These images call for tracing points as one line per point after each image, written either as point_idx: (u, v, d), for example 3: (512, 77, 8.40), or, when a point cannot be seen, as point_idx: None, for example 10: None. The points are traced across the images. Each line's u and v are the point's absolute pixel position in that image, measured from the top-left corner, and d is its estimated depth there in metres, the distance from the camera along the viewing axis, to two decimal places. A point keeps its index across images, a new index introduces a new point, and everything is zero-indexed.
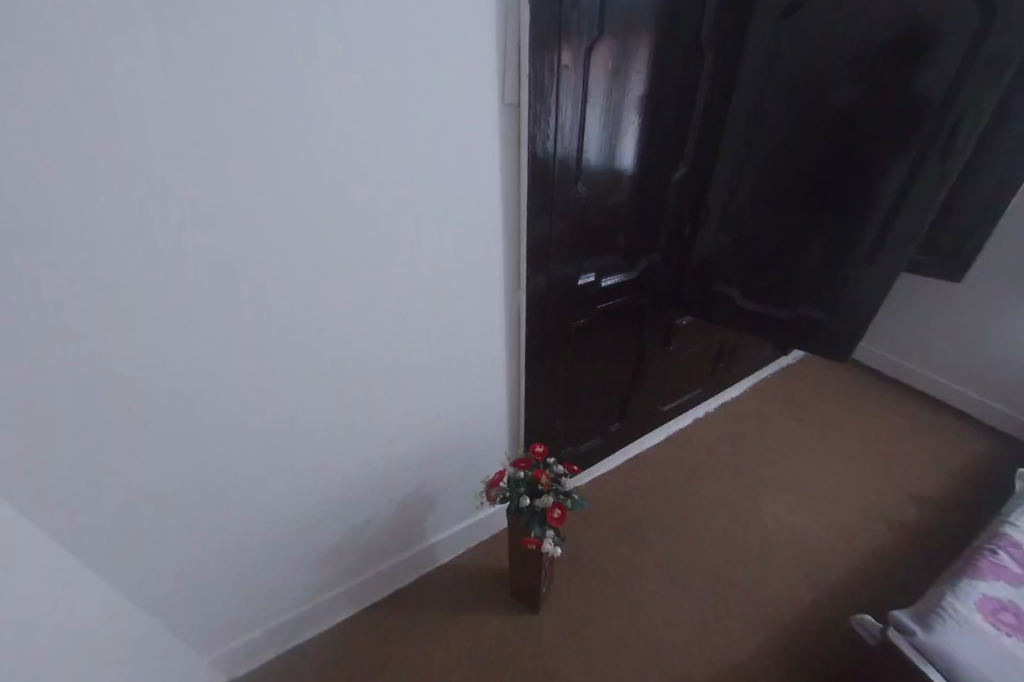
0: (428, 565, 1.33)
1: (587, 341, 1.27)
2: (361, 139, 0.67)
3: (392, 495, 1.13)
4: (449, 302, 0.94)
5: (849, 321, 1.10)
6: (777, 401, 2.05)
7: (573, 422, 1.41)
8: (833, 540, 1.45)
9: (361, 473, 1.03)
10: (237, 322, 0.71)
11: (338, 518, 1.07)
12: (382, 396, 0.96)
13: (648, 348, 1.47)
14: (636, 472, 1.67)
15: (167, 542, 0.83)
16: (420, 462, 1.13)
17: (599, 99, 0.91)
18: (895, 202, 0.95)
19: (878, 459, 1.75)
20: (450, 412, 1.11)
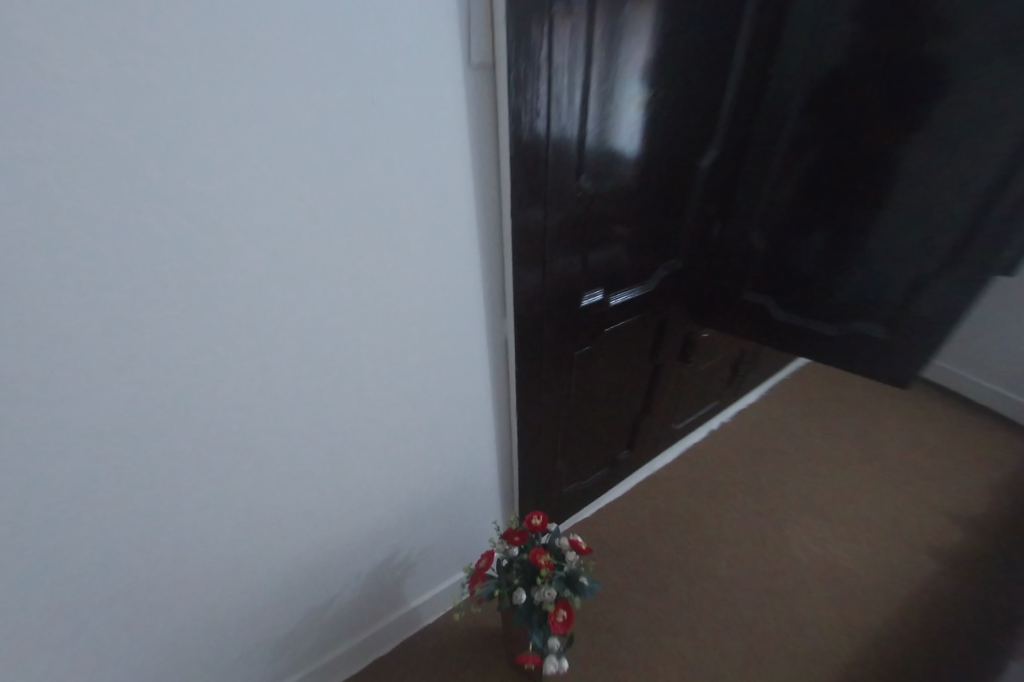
0: (411, 632, 1.14)
1: (593, 365, 1.05)
2: (258, 125, 0.44)
3: (362, 567, 0.92)
4: (418, 342, 0.72)
5: (916, 340, 0.87)
6: (799, 408, 1.86)
7: (577, 456, 1.21)
8: (874, 578, 1.27)
9: (319, 551, 0.83)
10: (96, 396, 0.49)
11: (294, 604, 0.86)
12: (338, 463, 0.75)
13: (664, 366, 1.25)
14: (649, 499, 1.48)
15: (54, 671, 0.63)
16: (396, 527, 0.93)
17: (607, 59, 0.66)
18: (992, 192, 0.69)
19: (914, 476, 1.58)
20: (429, 467, 0.90)
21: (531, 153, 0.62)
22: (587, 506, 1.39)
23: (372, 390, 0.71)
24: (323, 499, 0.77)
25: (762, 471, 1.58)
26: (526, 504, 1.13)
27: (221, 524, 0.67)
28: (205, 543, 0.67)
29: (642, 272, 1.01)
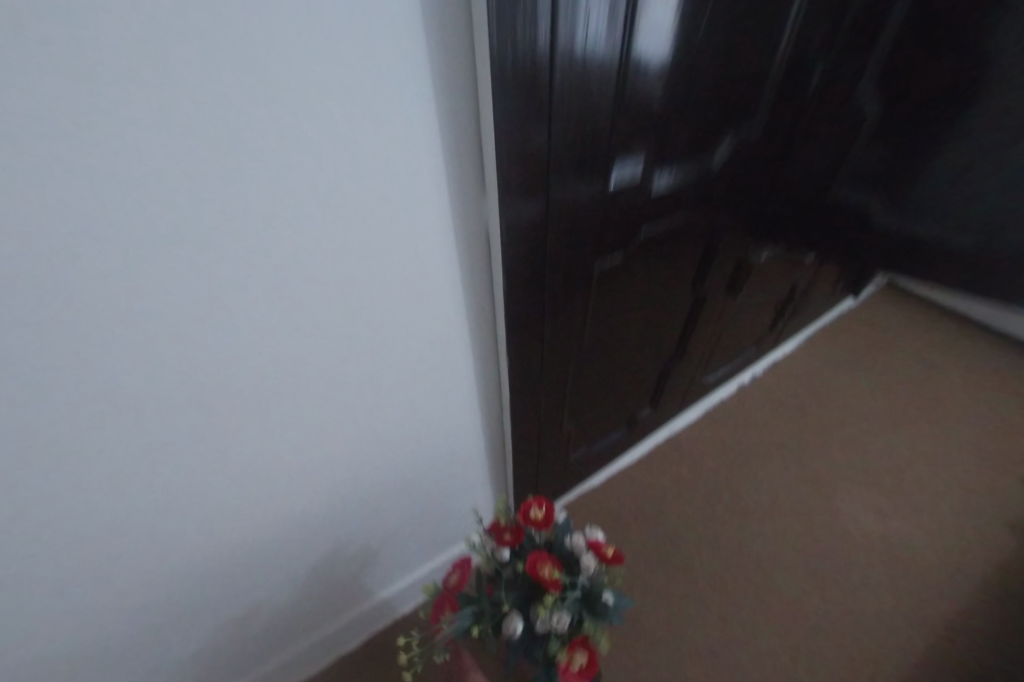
0: (382, 623, 0.94)
1: (615, 291, 0.74)
2: None
3: (295, 564, 0.69)
4: (322, 237, 0.40)
5: None
6: (843, 356, 1.58)
7: (588, 414, 0.94)
8: (943, 556, 1.05)
9: (217, 555, 0.58)
10: None
11: (199, 618, 0.63)
12: (216, 435, 0.47)
13: (706, 299, 0.94)
14: (667, 463, 1.23)
15: None
16: (335, 513, 0.67)
17: None
18: None
19: (983, 434, 1.33)
20: (375, 435, 0.63)
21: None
22: (594, 473, 1.15)
23: (252, 318, 0.41)
24: (199, 488, 0.50)
25: (803, 433, 1.33)
26: (520, 477, 0.87)
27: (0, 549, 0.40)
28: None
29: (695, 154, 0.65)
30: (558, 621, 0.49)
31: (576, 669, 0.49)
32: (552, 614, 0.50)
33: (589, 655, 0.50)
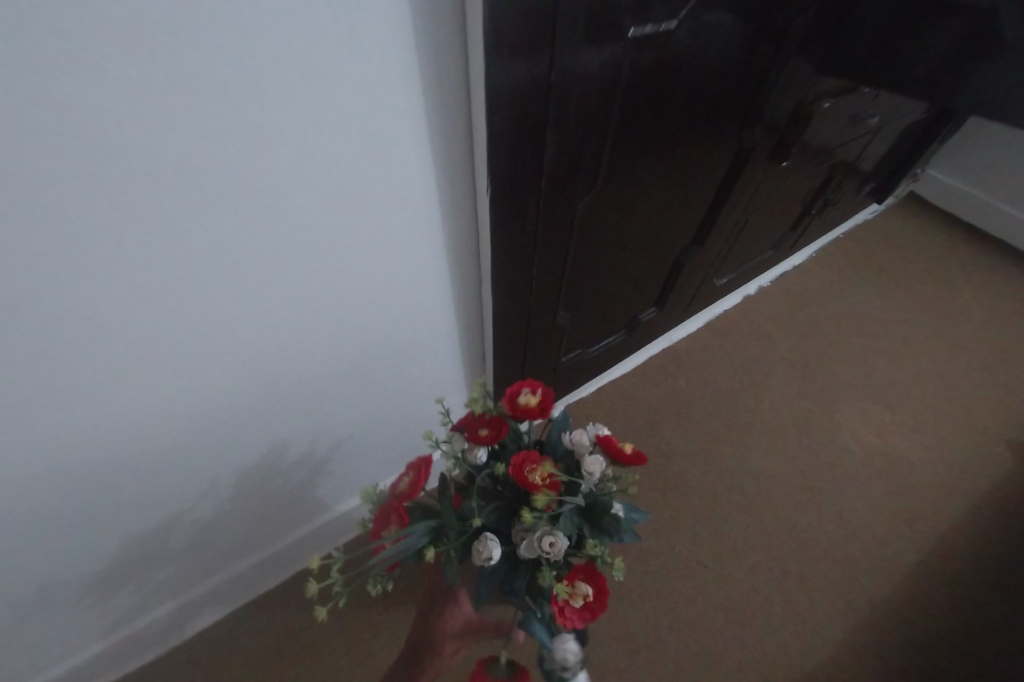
0: (345, 537, 0.84)
1: (645, 114, 0.52)
2: None
3: (212, 470, 0.54)
4: None
5: None
6: (855, 270, 1.45)
7: (586, 307, 0.77)
8: (941, 471, 1.00)
9: (78, 455, 0.42)
10: None
11: (84, 534, 0.49)
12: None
13: (748, 159, 0.73)
14: (663, 375, 1.11)
15: None
16: (256, 405, 0.51)
17: None
18: None
19: (990, 353, 1.25)
20: (296, 294, 0.44)
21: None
22: (585, 382, 1.02)
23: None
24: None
25: (808, 346, 1.23)
26: (502, 377, 0.72)
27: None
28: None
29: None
30: (552, 545, 0.36)
31: (579, 604, 0.36)
32: (545, 534, 0.37)
33: (597, 586, 0.37)
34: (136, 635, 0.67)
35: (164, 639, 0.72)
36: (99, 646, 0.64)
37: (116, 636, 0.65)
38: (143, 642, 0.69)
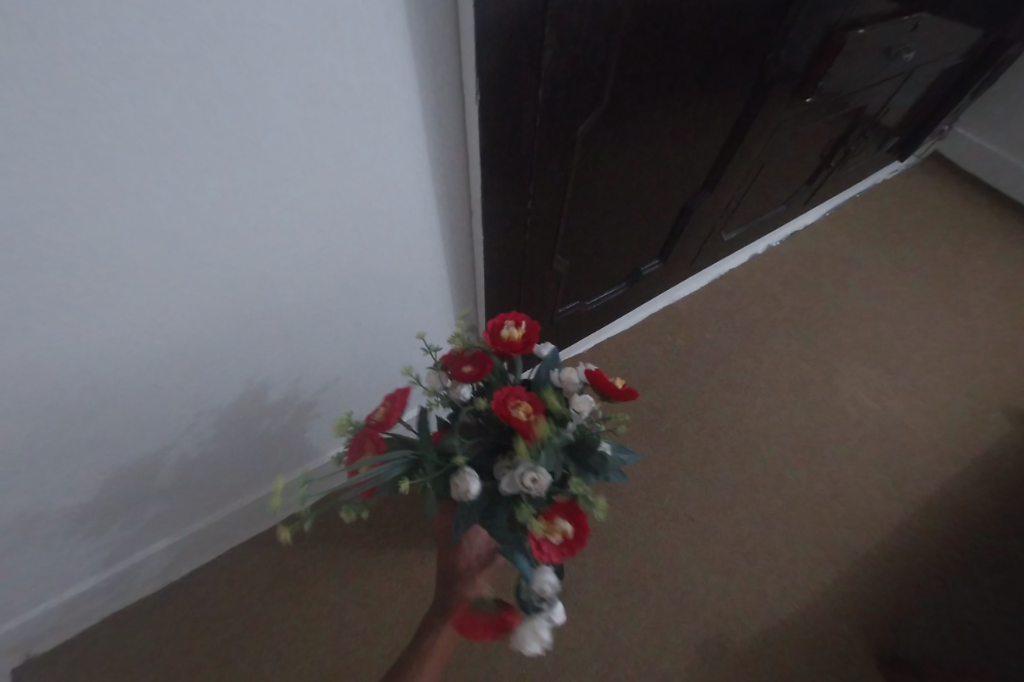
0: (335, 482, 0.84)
1: (665, 28, 0.46)
2: None
3: (189, 411, 0.51)
4: None
5: None
6: (869, 231, 1.39)
7: (585, 255, 0.74)
8: (936, 436, 1.00)
9: (31, 392, 0.38)
10: None
11: (56, 473, 0.47)
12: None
13: (771, 93, 0.67)
14: (662, 333, 1.09)
15: None
16: (230, 342, 0.47)
17: None
18: None
19: (998, 319, 1.23)
20: (263, 218, 0.39)
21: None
22: (581, 338, 0.99)
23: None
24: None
25: (812, 308, 1.19)
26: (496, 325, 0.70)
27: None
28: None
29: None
30: (535, 480, 0.34)
31: (557, 542, 0.35)
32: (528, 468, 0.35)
33: (575, 522, 0.35)
34: (126, 572, 0.67)
35: (158, 577, 0.72)
36: (91, 583, 0.65)
37: (106, 573, 0.66)
38: (136, 580, 0.70)
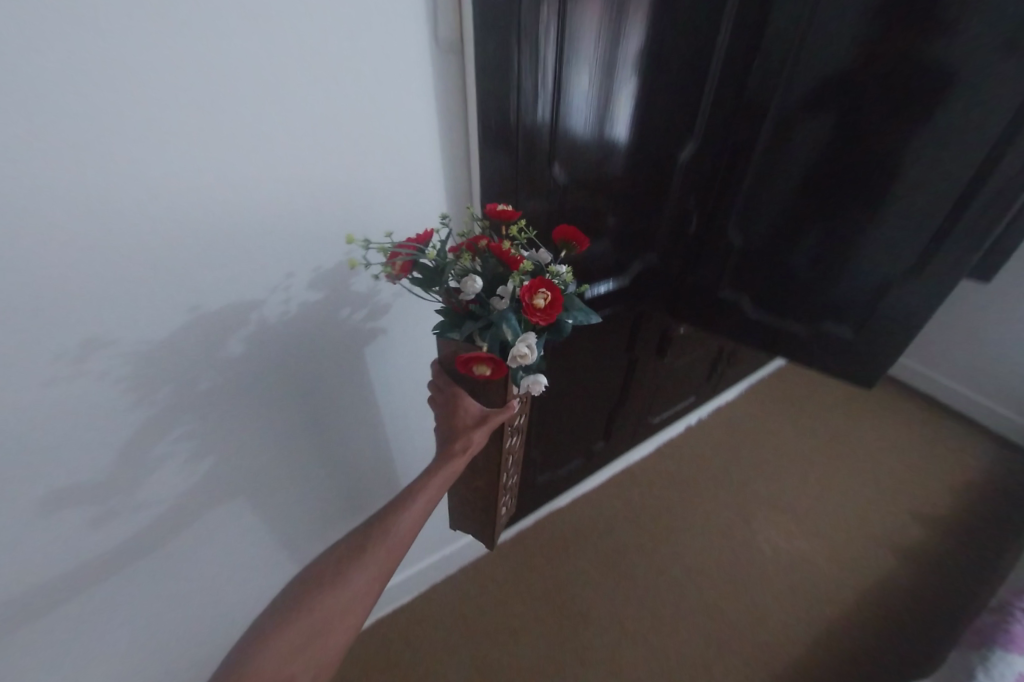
0: (311, 510, 0.89)
1: (568, 355, 1.09)
2: (217, 80, 0.43)
3: (284, 404, 0.70)
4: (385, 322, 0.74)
5: (896, 315, 0.91)
6: (775, 403, 1.91)
7: (552, 442, 1.25)
8: (834, 568, 1.32)
9: (90, 221, 0.43)
10: (82, 365, 0.50)
11: (202, 435, 0.64)
12: (171, 46, 0.40)
13: (640, 357, 1.31)
14: (621, 489, 1.52)
15: (44, 637, 0.65)
16: (260, 266, 0.56)
17: (591, 31, 0.66)
18: (936, 204, 0.78)
19: (880, 472, 1.63)
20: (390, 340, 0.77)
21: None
22: (559, 496, 1.43)
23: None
24: (90, 66, 0.38)
25: (737, 468, 1.62)
26: None
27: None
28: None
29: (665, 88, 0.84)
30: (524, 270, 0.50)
31: (542, 307, 0.47)
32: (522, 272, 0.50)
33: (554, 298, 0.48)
34: (98, 540, 0.63)
35: (119, 566, 0.67)
36: (57, 538, 0.59)
37: (80, 532, 0.60)
38: (98, 549, 0.63)
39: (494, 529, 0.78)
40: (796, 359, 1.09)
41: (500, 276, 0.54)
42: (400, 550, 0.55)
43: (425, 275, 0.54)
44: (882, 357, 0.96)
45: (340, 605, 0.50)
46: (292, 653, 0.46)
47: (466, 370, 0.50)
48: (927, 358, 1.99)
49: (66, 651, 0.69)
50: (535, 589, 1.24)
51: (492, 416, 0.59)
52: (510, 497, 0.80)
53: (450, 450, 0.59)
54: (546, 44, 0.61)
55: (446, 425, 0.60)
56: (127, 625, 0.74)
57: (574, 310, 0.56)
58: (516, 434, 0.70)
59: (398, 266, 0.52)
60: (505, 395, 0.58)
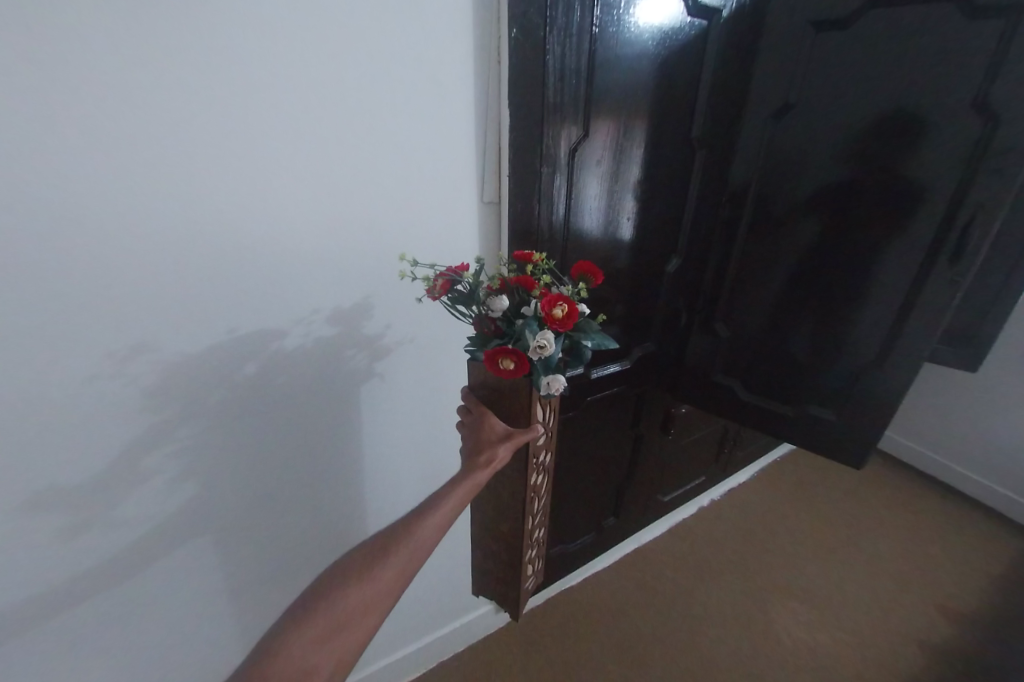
0: (302, 549, 0.91)
1: (577, 431, 1.21)
2: (339, 221, 0.69)
3: (334, 456, 0.86)
4: (423, 395, 0.92)
5: (871, 398, 1.07)
6: (788, 486, 1.92)
7: (564, 516, 1.32)
8: (857, 665, 1.25)
9: (241, 307, 0.66)
10: (207, 411, 0.69)
11: (272, 475, 0.80)
12: (324, 207, 0.67)
13: (646, 436, 1.42)
14: (635, 571, 1.52)
15: (112, 652, 0.76)
16: (279, 298, 0.68)
17: (595, 179, 0.92)
18: (885, 305, 0.98)
19: (902, 563, 1.58)
20: (426, 410, 0.94)
21: (557, 124, 0.79)
22: (573, 574, 1.45)
23: (356, 121, 0.64)
24: (279, 218, 0.64)
25: (753, 556, 1.59)
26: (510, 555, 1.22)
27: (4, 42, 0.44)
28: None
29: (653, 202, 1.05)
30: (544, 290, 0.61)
31: (560, 315, 0.57)
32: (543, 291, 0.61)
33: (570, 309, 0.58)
34: (82, 543, 0.67)
35: (99, 579, 0.70)
36: (48, 537, 0.64)
37: (68, 532, 0.65)
38: (84, 554, 0.68)
39: (520, 583, 0.82)
40: (785, 438, 1.25)
41: (524, 298, 0.63)
42: (419, 559, 0.58)
43: (460, 296, 0.64)
44: (865, 436, 1.11)
45: (361, 603, 0.53)
46: (330, 632, 0.50)
47: (492, 364, 0.58)
48: (941, 446, 1.99)
49: (30, 665, 0.70)
50: (545, 672, 1.22)
51: (515, 434, 0.67)
52: (537, 557, 0.86)
53: (475, 463, 0.64)
54: (557, 190, 0.86)
55: (473, 441, 0.68)
56: (92, 651, 0.74)
57: (592, 334, 0.63)
58: (542, 475, 0.76)
59: (438, 285, 0.63)
60: (529, 417, 0.66)
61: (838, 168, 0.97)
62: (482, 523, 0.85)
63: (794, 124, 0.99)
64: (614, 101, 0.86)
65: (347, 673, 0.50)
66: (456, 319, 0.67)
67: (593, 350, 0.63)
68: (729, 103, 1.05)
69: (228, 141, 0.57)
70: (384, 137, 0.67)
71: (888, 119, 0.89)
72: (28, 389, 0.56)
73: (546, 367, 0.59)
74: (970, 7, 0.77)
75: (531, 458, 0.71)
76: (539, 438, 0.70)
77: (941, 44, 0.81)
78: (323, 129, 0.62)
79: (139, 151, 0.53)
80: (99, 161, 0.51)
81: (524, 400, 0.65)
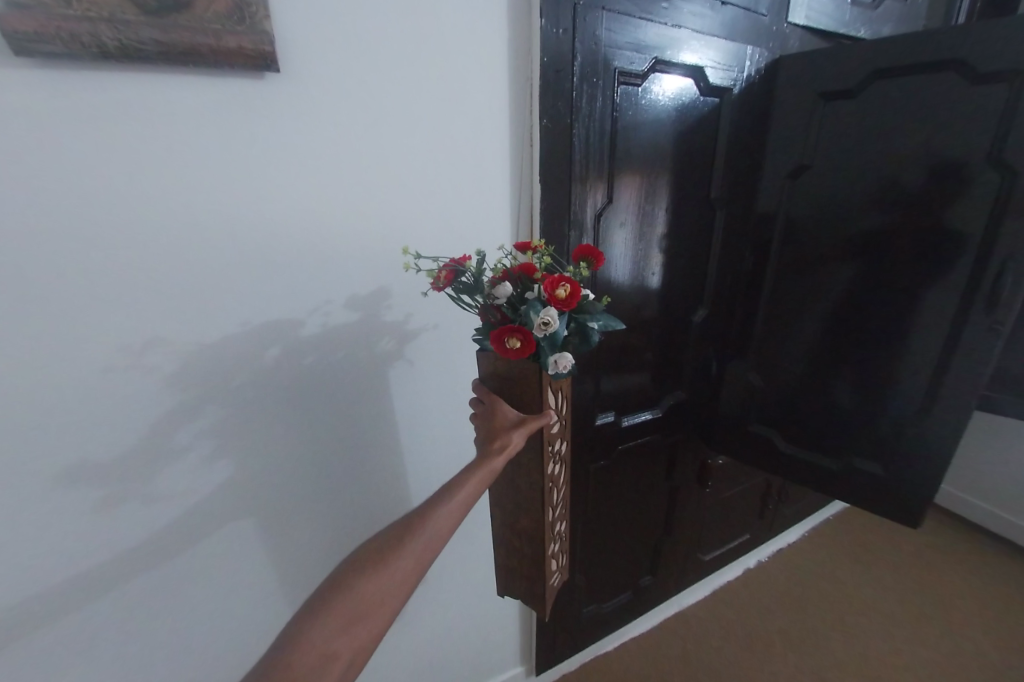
0: (310, 557, 0.92)
1: (609, 478, 1.20)
2: (377, 265, 0.78)
3: (360, 477, 0.92)
4: (445, 420, 0.97)
5: (919, 446, 1.02)
6: (843, 547, 1.77)
7: (596, 568, 1.27)
8: None
9: (289, 333, 0.75)
10: (253, 427, 0.77)
11: (303, 494, 0.86)
12: (371, 259, 0.77)
13: (682, 487, 1.38)
14: (676, 639, 1.41)
15: (142, 655, 0.80)
16: (299, 296, 0.74)
17: (623, 236, 0.99)
18: (928, 351, 0.97)
19: (983, 637, 1.39)
20: (449, 436, 0.99)
21: (583, 189, 0.88)
22: (607, 638, 1.37)
23: (398, 186, 0.75)
24: (331, 265, 0.74)
25: (809, 627, 1.45)
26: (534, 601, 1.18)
27: (114, 110, 0.56)
28: (83, 133, 0.55)
29: (675, 251, 1.09)
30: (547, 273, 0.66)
31: (564, 296, 0.62)
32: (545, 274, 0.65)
33: (572, 290, 0.62)
34: (98, 528, 0.70)
35: (112, 568, 0.73)
36: (71, 520, 0.68)
37: (89, 516, 0.69)
38: (106, 545, 0.71)
39: (545, 577, 0.80)
40: (833, 493, 1.19)
41: (527, 285, 0.67)
42: (435, 548, 0.60)
43: (466, 287, 0.68)
44: (921, 485, 1.05)
45: (377, 595, 0.54)
46: (348, 619, 0.52)
47: (499, 345, 0.62)
48: (1006, 503, 1.79)
49: (67, 660, 0.74)
50: None
51: (528, 420, 0.69)
52: (560, 552, 0.84)
53: (489, 451, 0.67)
54: None
55: (486, 430, 0.70)
56: (96, 641, 0.75)
57: (597, 316, 0.66)
58: (559, 465, 0.77)
59: (442, 276, 0.67)
60: (540, 404, 0.69)
61: (861, 219, 1.00)
62: (507, 546, 0.85)
63: (810, 178, 1.04)
64: (633, 162, 0.94)
65: (364, 664, 0.51)
66: (461, 309, 0.71)
67: (599, 332, 0.66)
68: (747, 162, 1.11)
69: (297, 206, 0.69)
70: (425, 197, 0.77)
71: (904, 173, 0.93)
72: (105, 393, 0.65)
73: (552, 346, 0.63)
74: (975, 75, 0.83)
75: (546, 445, 0.72)
76: (552, 425, 0.72)
77: (945, 106, 0.87)
78: (377, 200, 0.74)
79: (220, 203, 0.64)
80: (187, 210, 0.63)
81: (535, 384, 0.68)
